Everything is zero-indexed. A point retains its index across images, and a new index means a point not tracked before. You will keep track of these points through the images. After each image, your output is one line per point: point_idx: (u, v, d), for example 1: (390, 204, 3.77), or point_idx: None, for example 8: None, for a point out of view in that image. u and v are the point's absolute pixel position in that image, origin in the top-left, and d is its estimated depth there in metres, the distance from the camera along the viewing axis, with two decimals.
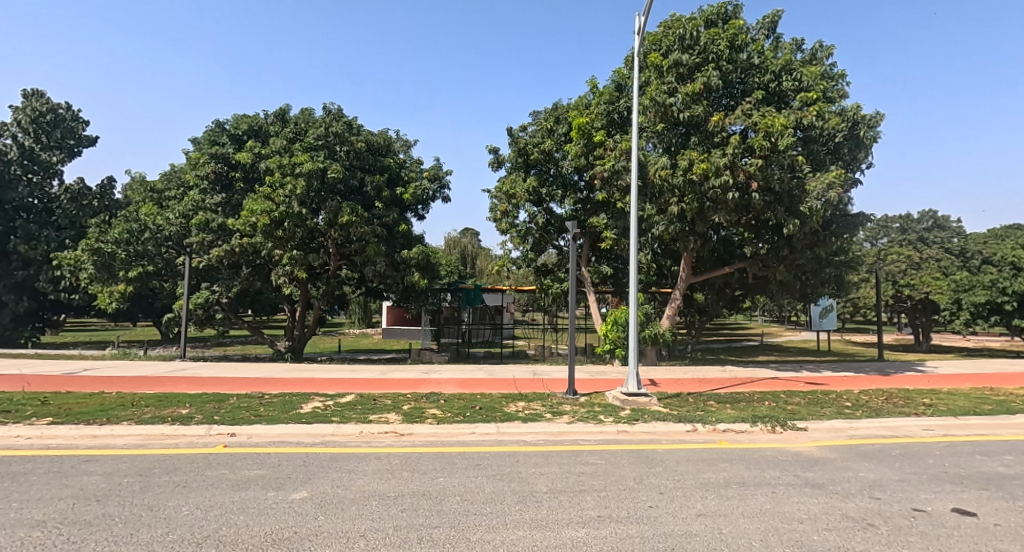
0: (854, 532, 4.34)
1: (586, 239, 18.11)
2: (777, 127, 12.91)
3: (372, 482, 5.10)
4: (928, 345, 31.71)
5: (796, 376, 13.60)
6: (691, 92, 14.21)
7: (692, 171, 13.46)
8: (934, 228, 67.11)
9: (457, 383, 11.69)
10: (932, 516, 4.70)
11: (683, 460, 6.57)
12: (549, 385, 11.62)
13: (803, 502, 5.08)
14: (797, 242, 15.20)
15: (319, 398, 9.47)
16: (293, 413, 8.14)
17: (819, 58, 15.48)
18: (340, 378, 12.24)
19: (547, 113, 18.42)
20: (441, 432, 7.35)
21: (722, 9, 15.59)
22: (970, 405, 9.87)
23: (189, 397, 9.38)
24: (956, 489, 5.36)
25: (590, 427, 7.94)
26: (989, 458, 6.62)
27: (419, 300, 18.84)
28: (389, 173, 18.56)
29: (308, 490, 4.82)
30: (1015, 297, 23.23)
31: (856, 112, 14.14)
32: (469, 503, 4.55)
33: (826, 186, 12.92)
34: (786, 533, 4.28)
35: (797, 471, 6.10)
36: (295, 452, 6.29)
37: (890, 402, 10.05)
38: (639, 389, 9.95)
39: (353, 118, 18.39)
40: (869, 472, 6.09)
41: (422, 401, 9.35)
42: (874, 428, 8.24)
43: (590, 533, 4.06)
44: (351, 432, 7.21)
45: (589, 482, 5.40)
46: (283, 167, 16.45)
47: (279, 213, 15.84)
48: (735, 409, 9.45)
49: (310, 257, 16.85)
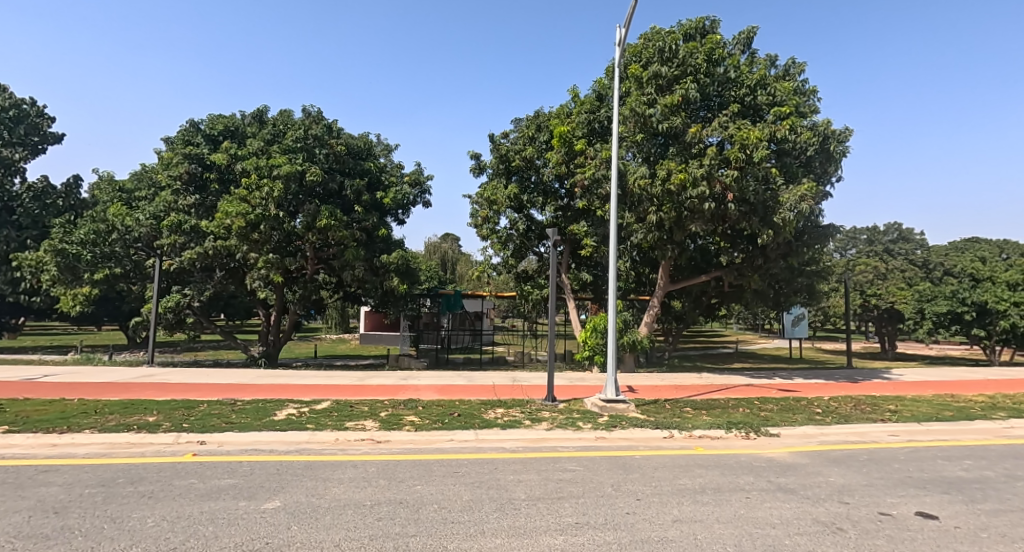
0: (824, 536, 4.46)
1: (567, 247, 18.31)
2: (752, 140, 13.29)
3: (347, 490, 5.06)
4: (894, 352, 32.59)
5: (769, 383, 13.98)
6: (669, 104, 14.51)
7: (670, 182, 13.75)
8: (901, 239, 69.12)
9: (436, 389, 11.66)
10: (896, 519, 4.86)
11: (660, 466, 6.67)
12: (530, 392, 11.66)
13: (775, 508, 5.18)
14: (771, 252, 15.60)
15: (294, 404, 9.35)
16: (267, 420, 8.03)
17: (793, 74, 15.98)
18: (318, 384, 12.16)
19: (529, 121, 18.54)
20: (420, 439, 7.33)
21: (701, 23, 15.93)
22: (932, 411, 10.21)
23: (156, 404, 9.16)
24: (921, 493, 5.55)
25: (569, 433, 8.00)
26: (950, 462, 6.86)
27: (398, 305, 18.70)
28: (370, 177, 18.50)
29: (281, 500, 4.76)
30: (975, 307, 24.13)
31: (827, 127, 14.58)
32: (447, 511, 4.55)
33: (799, 198, 13.33)
34: (759, 538, 4.38)
35: (770, 477, 6.25)
36: (267, 460, 6.19)
37: (857, 408, 10.36)
38: (618, 396, 10.04)
39: (332, 121, 18.35)
40: (839, 477, 6.26)
41: (400, 407, 9.31)
42: (843, 434, 8.48)
43: (568, 540, 4.10)
44: (327, 439, 7.14)
45: (568, 489, 5.45)
46: (260, 168, 16.26)
47: (255, 215, 15.57)
48: (710, 415, 9.61)
49: (286, 261, 16.54)
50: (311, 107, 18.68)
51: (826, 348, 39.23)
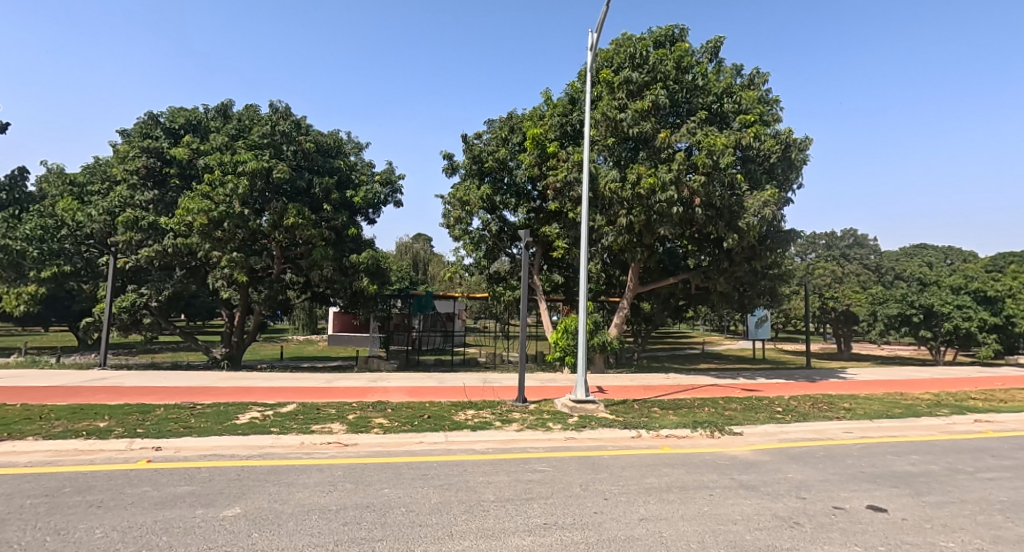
0: (782, 530, 4.64)
1: (539, 248, 18.43)
2: (719, 147, 13.68)
3: (312, 495, 5.00)
4: (850, 353, 33.89)
5: (733, 383, 14.35)
6: (640, 109, 14.77)
7: (640, 185, 14.01)
8: (856, 245, 71.95)
9: (406, 391, 11.59)
10: (850, 513, 5.07)
11: (628, 465, 6.79)
12: (500, 393, 11.70)
13: (736, 504, 5.34)
14: (737, 255, 16.08)
15: (257, 408, 9.17)
16: (228, 424, 7.85)
17: (757, 84, 16.49)
18: (284, 386, 11.94)
19: (502, 122, 18.58)
20: (388, 442, 7.28)
21: (670, 30, 16.26)
22: (884, 408, 10.68)
23: (109, 409, 8.84)
24: (872, 487, 5.81)
25: (539, 434, 8.07)
26: (899, 457, 7.20)
27: (367, 307, 18.45)
28: (340, 175, 18.26)
29: (241, 506, 4.68)
30: (922, 310, 25.27)
31: (789, 136, 15.11)
32: (414, 514, 4.55)
33: (763, 204, 13.80)
34: (721, 534, 4.52)
35: (733, 474, 6.44)
36: (228, 465, 6.05)
37: (816, 406, 10.75)
38: (587, 396, 10.17)
39: (301, 117, 18.07)
40: (797, 473, 6.50)
41: (368, 410, 9.22)
42: (802, 432, 8.79)
43: (535, 541, 4.15)
44: (292, 443, 7.03)
45: (537, 489, 5.51)
46: (224, 165, 15.88)
47: (218, 213, 15.14)
48: (677, 415, 9.83)
49: (251, 260, 16.12)
50: (279, 103, 18.33)
51: (787, 348, 40.48)
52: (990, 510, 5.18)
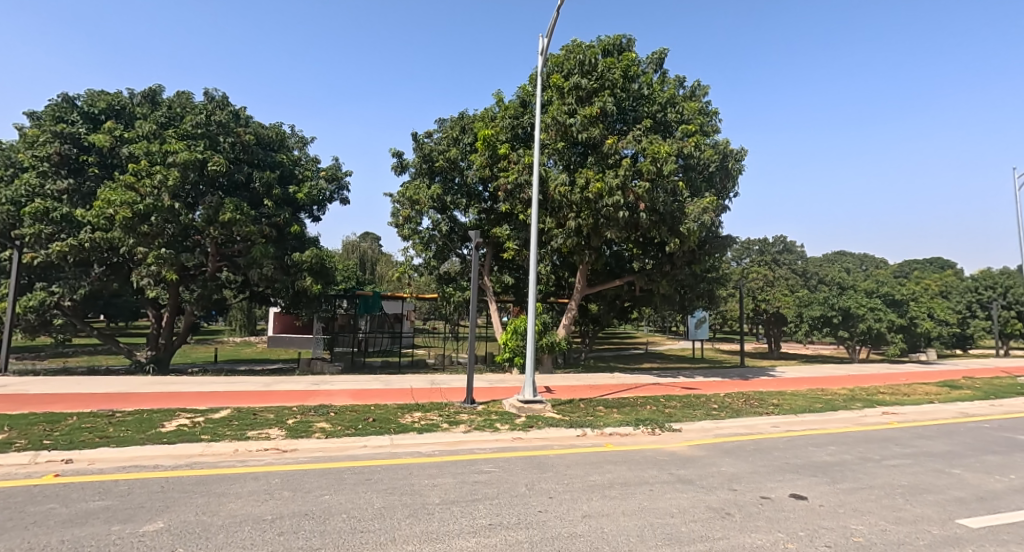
0: (714, 521, 4.90)
1: (490, 249, 18.52)
2: (663, 154, 14.18)
3: (245, 505, 4.86)
4: (780, 352, 35.96)
5: (673, 381, 14.93)
6: (589, 115, 15.11)
7: (588, 190, 14.36)
8: (786, 250, 76.35)
9: (350, 393, 11.38)
10: (775, 502, 5.43)
11: (572, 463, 6.97)
12: (448, 394, 11.68)
13: (673, 498, 5.59)
14: (678, 259, 16.79)
15: (186, 414, 8.76)
16: (152, 432, 7.46)
17: (698, 95, 17.25)
18: (217, 391, 11.44)
19: (453, 122, 18.51)
20: (330, 446, 7.15)
21: (618, 40, 16.73)
22: (808, 403, 11.44)
23: (13, 419, 8.21)
24: (796, 477, 6.23)
25: (486, 435, 8.14)
26: (820, 448, 7.75)
27: (311, 307, 17.95)
28: (283, 170, 17.70)
29: (165, 520, 4.48)
30: (840, 312, 27.34)
31: (727, 147, 15.90)
32: (355, 521, 4.51)
33: (702, 210, 14.51)
34: (659, 527, 4.73)
35: (671, 469, 6.73)
36: (152, 477, 5.76)
37: (748, 403, 11.38)
38: (535, 396, 10.31)
39: (240, 108, 17.37)
40: (730, 466, 6.88)
41: (309, 414, 8.99)
42: (735, 427, 9.28)
43: (479, 542, 4.21)
44: (224, 451, 6.77)
45: (483, 490, 5.57)
46: (152, 154, 15.03)
47: (145, 205, 14.31)
48: (621, 413, 10.15)
49: (182, 257, 15.33)
50: (214, 91, 17.52)
51: (723, 348, 42.36)
52: (897, 495, 5.68)
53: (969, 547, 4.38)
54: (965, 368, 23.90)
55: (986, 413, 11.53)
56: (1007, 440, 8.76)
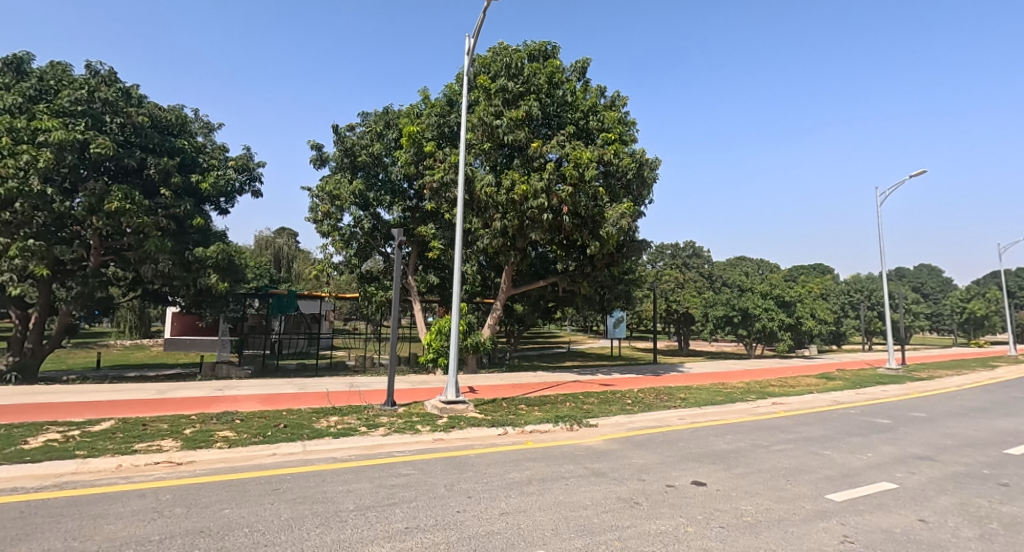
0: (624, 510, 5.16)
1: (415, 248, 18.28)
2: (585, 160, 14.69)
3: (129, 526, 4.47)
4: (689, 349, 38.36)
5: (592, 379, 15.49)
6: (515, 118, 15.30)
7: (513, 192, 14.58)
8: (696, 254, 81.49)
9: (259, 399, 10.79)
10: (678, 489, 5.81)
11: (492, 462, 7.04)
12: (367, 397, 11.39)
13: (587, 491, 5.81)
14: (598, 261, 17.42)
15: (59, 429, 7.90)
16: (17, 450, 6.66)
17: (618, 105, 17.98)
18: (99, 401, 10.39)
19: (378, 116, 18.04)
20: (233, 457, 6.74)
21: (544, 46, 17.06)
22: (711, 396, 12.32)
23: None
24: (699, 465, 6.70)
25: (406, 437, 8.04)
26: (720, 438, 8.38)
27: (215, 306, 16.88)
28: (184, 157, 16.41)
29: (28, 549, 4.04)
30: (739, 312, 30.14)
31: (642, 156, 16.68)
32: (260, 534, 4.30)
33: (620, 215, 14.99)
34: (572, 520, 4.90)
35: (587, 463, 7.00)
36: (13, 501, 5.15)
37: (659, 397, 12.05)
38: (458, 397, 10.29)
39: (132, 86, 15.91)
40: (640, 458, 7.26)
41: (211, 423, 8.43)
42: (647, 421, 9.80)
43: (393, 547, 4.16)
44: (106, 467, 6.19)
45: (400, 494, 5.50)
46: (17, 131, 13.33)
47: (8, 189, 12.68)
48: (541, 411, 10.39)
49: (56, 250, 13.76)
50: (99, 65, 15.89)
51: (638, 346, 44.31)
52: (780, 477, 6.29)
53: (835, 520, 4.96)
54: (841, 362, 26.81)
55: (856, 400, 13.02)
56: (872, 424, 9.95)
